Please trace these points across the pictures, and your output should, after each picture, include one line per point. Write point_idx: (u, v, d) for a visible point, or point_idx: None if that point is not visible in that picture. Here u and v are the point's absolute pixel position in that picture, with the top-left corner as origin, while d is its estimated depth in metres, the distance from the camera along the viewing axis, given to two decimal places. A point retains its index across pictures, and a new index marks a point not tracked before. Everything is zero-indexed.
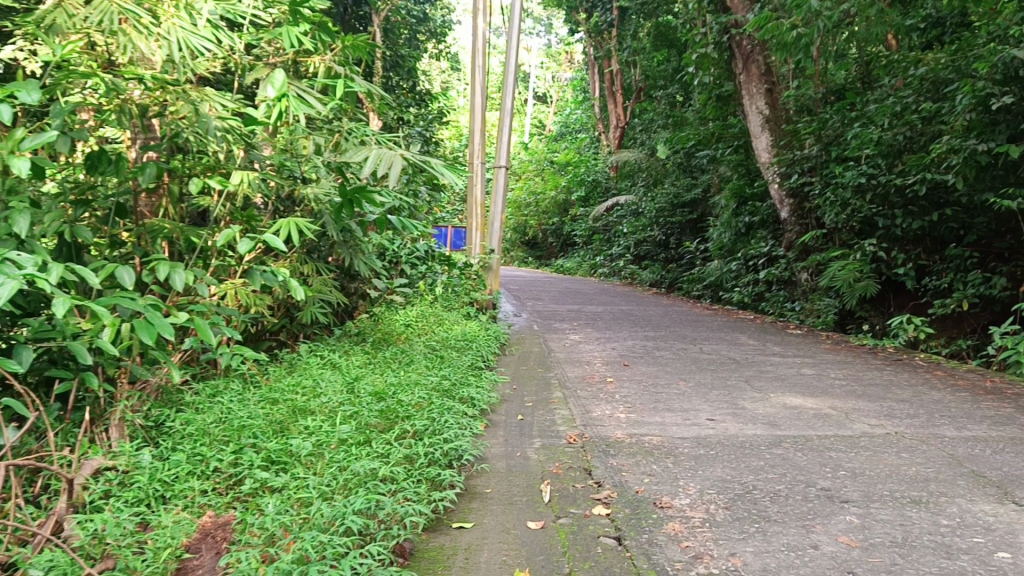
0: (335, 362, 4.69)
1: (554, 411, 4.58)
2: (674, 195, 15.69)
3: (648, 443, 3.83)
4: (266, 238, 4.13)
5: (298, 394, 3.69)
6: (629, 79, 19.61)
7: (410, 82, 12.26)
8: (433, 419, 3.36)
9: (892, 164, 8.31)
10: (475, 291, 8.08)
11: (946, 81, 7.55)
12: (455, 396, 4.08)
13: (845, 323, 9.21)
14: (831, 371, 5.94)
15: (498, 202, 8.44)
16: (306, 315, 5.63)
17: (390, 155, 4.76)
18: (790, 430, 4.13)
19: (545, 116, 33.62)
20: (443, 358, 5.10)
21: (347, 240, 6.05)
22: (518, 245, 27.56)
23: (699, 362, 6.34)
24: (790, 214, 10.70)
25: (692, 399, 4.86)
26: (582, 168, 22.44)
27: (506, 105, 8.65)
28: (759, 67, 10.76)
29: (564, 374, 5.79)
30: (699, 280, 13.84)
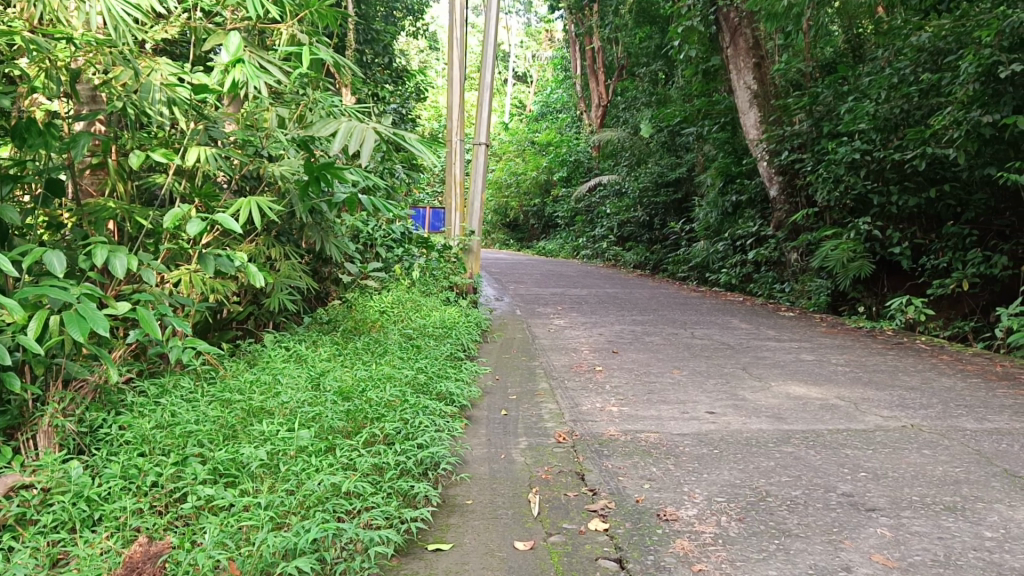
0: (301, 355, 4.29)
1: (540, 405, 4.23)
2: (658, 174, 15.34)
3: (645, 441, 3.49)
4: (221, 219, 3.69)
5: (254, 392, 3.30)
6: (611, 57, 19.20)
7: (386, 58, 11.82)
8: (406, 421, 2.98)
9: (887, 139, 8.03)
10: (455, 275, 7.77)
11: (946, 51, 7.26)
12: (432, 391, 3.71)
13: (838, 304, 8.91)
14: (832, 357, 5.62)
15: (478, 181, 8.06)
16: (273, 303, 5.25)
17: (361, 127, 4.30)
18: (797, 423, 3.79)
19: (525, 96, 33.11)
20: (419, 347, 4.73)
21: (318, 222, 5.68)
22: (500, 228, 27.17)
23: (691, 348, 6.00)
24: (778, 193, 10.38)
25: (687, 390, 4.52)
26: (563, 147, 22.03)
27: (487, 81, 8.21)
28: (747, 40, 10.32)
29: (550, 362, 5.44)
30: (684, 261, 13.52)
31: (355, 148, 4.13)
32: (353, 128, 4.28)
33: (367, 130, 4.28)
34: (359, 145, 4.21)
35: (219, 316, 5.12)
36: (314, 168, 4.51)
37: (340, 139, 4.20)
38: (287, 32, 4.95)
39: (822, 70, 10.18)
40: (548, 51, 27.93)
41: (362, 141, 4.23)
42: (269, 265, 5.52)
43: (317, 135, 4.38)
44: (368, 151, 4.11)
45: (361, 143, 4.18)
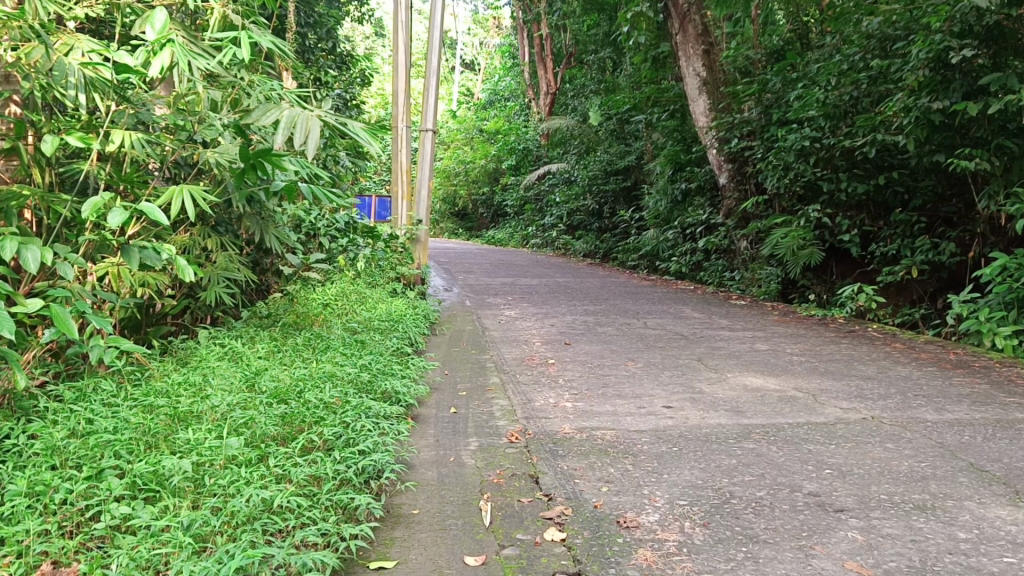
0: (238, 352, 4.03)
1: (491, 401, 4.04)
2: (607, 162, 15.23)
3: (601, 440, 3.33)
4: (141, 208, 3.39)
5: (180, 395, 3.04)
6: (559, 44, 19.03)
7: (330, 43, 11.46)
8: (347, 426, 2.77)
9: (836, 126, 7.99)
10: (402, 266, 7.51)
11: (894, 38, 7.37)
12: (377, 388, 3.50)
13: (788, 292, 8.89)
14: (786, 346, 5.53)
15: (426, 169, 7.79)
16: (209, 297, 5.00)
17: (305, 116, 4.01)
18: (756, 417, 3.67)
19: (473, 84, 32.78)
20: (364, 341, 4.50)
21: (257, 212, 5.40)
22: (449, 217, 26.85)
23: (644, 339, 5.87)
24: (728, 180, 10.33)
25: (642, 384, 4.38)
26: (512, 135, 21.83)
27: (432, 68, 7.97)
28: (697, 27, 10.11)
29: (500, 356, 5.25)
30: (634, 250, 13.43)
31: (299, 140, 3.85)
32: (296, 118, 3.98)
33: (311, 119, 3.99)
34: (304, 138, 3.91)
35: (152, 310, 4.85)
36: (250, 155, 4.23)
37: (282, 129, 3.91)
38: (219, 11, 4.63)
39: (771, 58, 10.13)
40: (496, 39, 27.67)
41: (306, 133, 3.95)
42: (206, 257, 5.25)
43: (258, 124, 4.09)
44: (314, 144, 3.83)
45: (306, 136, 3.89)
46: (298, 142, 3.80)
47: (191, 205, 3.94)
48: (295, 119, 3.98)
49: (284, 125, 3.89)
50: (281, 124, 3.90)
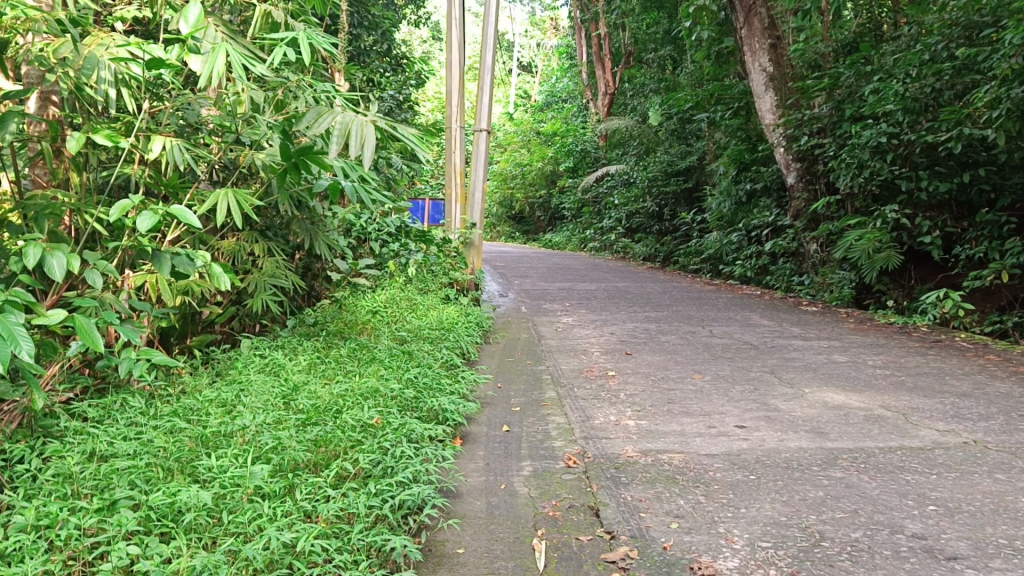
0: (278, 364, 3.81)
1: (547, 418, 3.75)
2: (668, 163, 14.81)
3: (668, 465, 3.01)
4: (175, 211, 3.06)
5: (209, 413, 2.81)
6: (618, 43, 18.63)
7: (385, 45, 11.31)
8: (386, 451, 2.49)
9: (915, 121, 7.51)
10: (455, 270, 7.26)
11: (980, 25, 7.03)
12: (421, 405, 3.22)
13: (862, 298, 8.40)
14: (868, 357, 5.11)
15: (480, 170, 7.53)
16: (255, 305, 4.82)
17: (359, 121, 3.52)
18: (842, 440, 3.29)
19: (530, 87, 32.52)
20: (411, 352, 4.24)
21: (306, 216, 5.21)
22: (506, 221, 26.61)
23: (711, 349, 5.51)
24: (796, 180, 9.84)
25: (711, 400, 4.03)
26: (570, 137, 21.50)
27: (488, 65, 7.65)
28: (762, 20, 9.64)
29: (557, 367, 4.96)
30: (696, 253, 13.00)
31: (355, 149, 3.39)
32: (349, 125, 3.49)
33: (365, 125, 3.50)
34: (360, 146, 3.45)
35: (197, 317, 4.71)
36: (292, 154, 4.00)
37: (337, 138, 3.42)
38: (261, 9, 4.31)
39: (843, 50, 9.64)
40: (553, 40, 27.41)
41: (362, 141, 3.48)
42: (252, 262, 5.08)
43: (309, 130, 3.57)
44: (371, 152, 3.38)
45: (363, 143, 3.42)
46: (354, 151, 3.35)
47: (238, 211, 3.77)
48: (349, 126, 3.50)
49: (339, 133, 3.40)
50: (336, 132, 3.42)
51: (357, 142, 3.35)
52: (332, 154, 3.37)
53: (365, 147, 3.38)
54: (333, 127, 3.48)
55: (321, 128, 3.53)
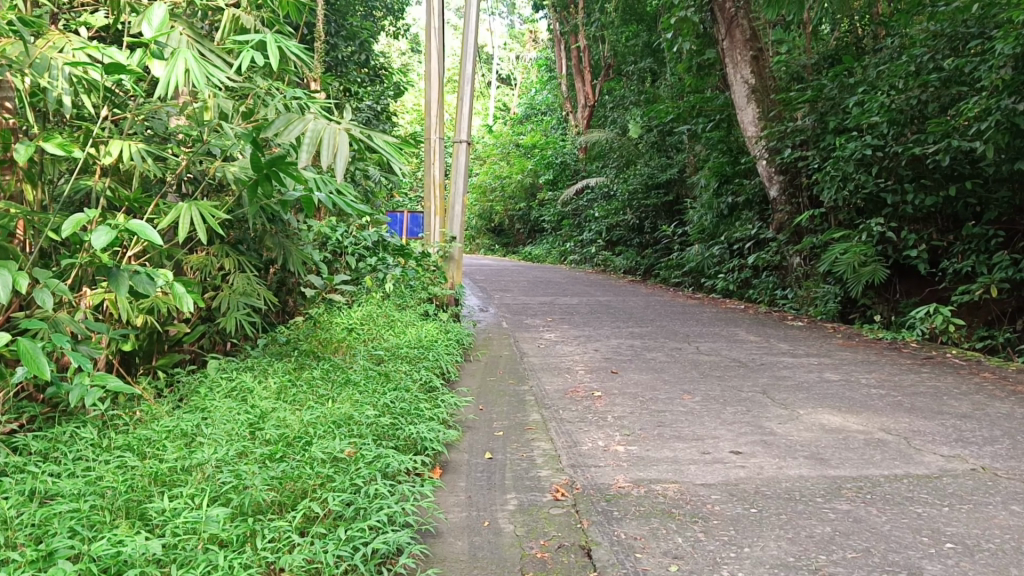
0: (246, 389, 3.58)
1: (532, 444, 3.54)
2: (648, 176, 14.68)
3: (663, 497, 2.81)
4: (134, 227, 2.81)
5: (166, 446, 2.58)
6: (597, 56, 18.56)
7: (363, 55, 11.12)
8: (359, 490, 2.28)
9: (900, 133, 7.42)
10: (433, 285, 7.05)
11: (966, 37, 6.96)
12: (398, 433, 3.00)
13: (848, 312, 8.28)
14: (860, 376, 4.95)
15: (460, 183, 7.30)
16: (227, 324, 4.60)
17: (332, 130, 3.31)
18: (844, 468, 3.12)
19: (509, 99, 32.36)
20: (387, 373, 4.02)
21: (280, 229, 5.01)
22: (484, 233, 26.36)
23: (699, 367, 5.33)
24: (779, 193, 9.71)
25: (703, 423, 3.85)
26: (549, 149, 21.34)
27: (467, 76, 7.39)
28: (745, 32, 9.55)
29: (541, 387, 4.75)
30: (677, 266, 12.86)
31: (328, 159, 3.18)
32: (322, 133, 3.27)
33: (338, 134, 3.30)
34: (333, 156, 3.24)
35: (164, 336, 4.49)
36: (263, 165, 3.77)
37: (308, 147, 3.21)
38: (229, 14, 4.10)
39: (825, 63, 9.59)
40: (532, 53, 27.31)
41: (335, 150, 3.27)
42: (223, 278, 4.86)
43: (278, 139, 3.35)
44: (344, 163, 3.18)
45: (336, 154, 3.21)
46: (327, 161, 3.14)
47: (202, 225, 3.56)
48: (321, 134, 3.29)
49: (310, 141, 3.20)
50: (307, 141, 3.21)
51: (329, 151, 3.14)
52: (303, 164, 3.16)
53: (339, 158, 3.18)
54: (304, 135, 3.27)
55: (292, 136, 3.31)
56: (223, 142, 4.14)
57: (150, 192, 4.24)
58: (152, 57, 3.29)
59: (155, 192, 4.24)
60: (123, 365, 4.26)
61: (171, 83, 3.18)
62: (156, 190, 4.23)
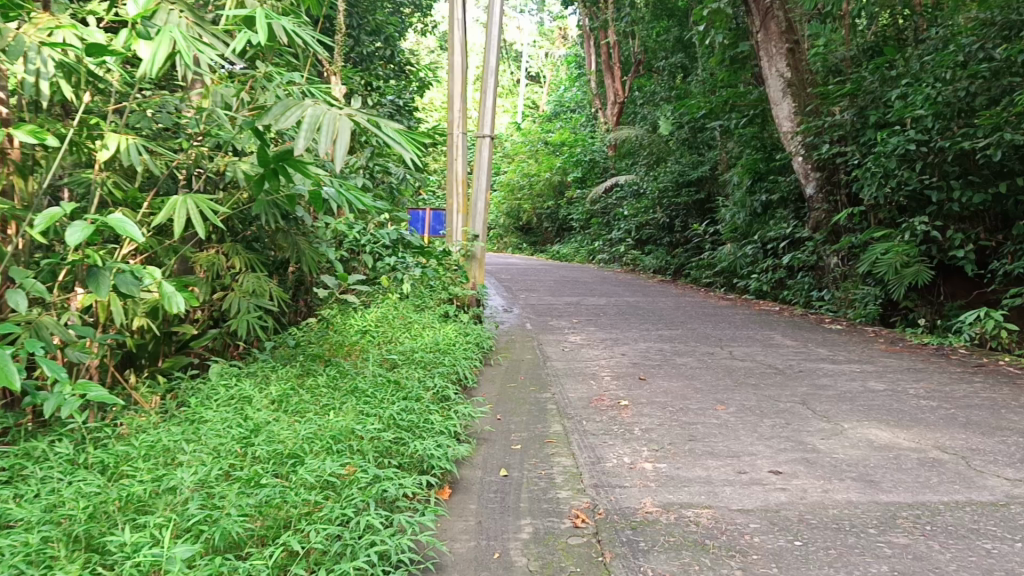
0: (246, 397, 3.35)
1: (553, 459, 3.26)
2: (679, 173, 14.31)
3: (694, 525, 2.52)
4: (113, 221, 2.58)
5: (143, 466, 2.35)
6: (627, 51, 18.21)
7: (389, 50, 10.89)
8: (349, 520, 2.02)
9: (946, 128, 7.05)
10: (454, 285, 6.77)
11: (1018, 24, 6.65)
12: (403, 449, 2.73)
13: (889, 315, 7.89)
14: (908, 386, 4.61)
15: (482, 179, 7.00)
16: (237, 327, 4.37)
17: (333, 115, 3.04)
18: (898, 492, 2.80)
19: (538, 96, 32.04)
20: (398, 380, 3.75)
21: (293, 226, 4.77)
22: (512, 232, 26.06)
23: (733, 374, 5.01)
24: (816, 190, 9.32)
25: (738, 437, 3.54)
26: (578, 147, 21.01)
27: (491, 67, 7.09)
28: (780, 23, 9.15)
29: (564, 394, 4.47)
30: (709, 266, 12.50)
31: (325, 146, 2.91)
32: (321, 118, 3.01)
33: (339, 119, 3.02)
34: (332, 143, 2.97)
35: (170, 337, 4.29)
36: (269, 158, 3.52)
37: (305, 133, 2.94)
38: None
39: (865, 55, 9.20)
40: (561, 50, 26.99)
41: (335, 137, 3.00)
42: (233, 277, 4.63)
43: (275, 126, 3.09)
44: (343, 149, 2.89)
45: (336, 139, 2.93)
46: (324, 148, 2.87)
47: (197, 219, 3.34)
48: (321, 120, 3.02)
49: (308, 127, 2.92)
50: (304, 127, 2.95)
51: (328, 138, 2.87)
52: (298, 151, 2.89)
53: (338, 146, 2.89)
54: (302, 121, 3.00)
55: (290, 123, 3.04)
56: (229, 134, 3.91)
57: (158, 190, 4.03)
58: (138, 37, 3.01)
59: (163, 189, 4.04)
60: (128, 367, 4.11)
61: (155, 64, 2.89)
62: (163, 186, 4.02)
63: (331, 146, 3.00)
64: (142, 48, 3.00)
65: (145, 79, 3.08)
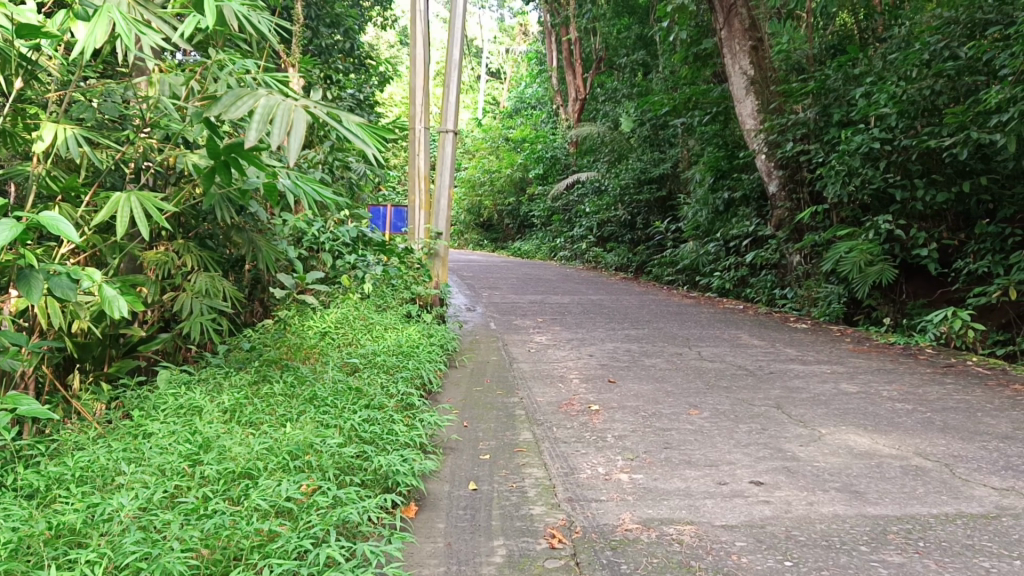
0: (197, 407, 3.14)
1: (523, 471, 3.10)
2: (641, 170, 14.24)
3: (674, 543, 2.38)
4: (46, 219, 2.35)
5: (78, 491, 2.16)
6: (589, 48, 18.09)
7: (348, 43, 10.62)
8: (305, 552, 1.85)
9: (911, 126, 7.03)
10: (417, 284, 6.53)
11: (984, 23, 6.63)
12: (365, 465, 2.54)
13: (853, 314, 7.87)
14: (882, 388, 4.52)
15: (444, 174, 6.78)
16: (189, 330, 4.13)
17: (286, 105, 2.83)
18: (886, 505, 2.68)
19: (498, 91, 31.83)
20: (359, 387, 3.55)
21: (249, 223, 4.54)
22: (473, 229, 25.81)
23: (703, 376, 4.89)
24: (779, 189, 9.25)
25: (714, 445, 3.41)
26: (539, 143, 20.87)
27: (454, 61, 6.88)
28: (743, 21, 9.06)
29: (532, 399, 4.30)
30: (671, 263, 12.44)
31: (279, 138, 2.70)
32: (275, 109, 2.81)
33: (294, 110, 2.82)
34: (285, 135, 2.76)
35: (116, 341, 4.04)
36: (220, 151, 3.30)
37: (257, 123, 2.73)
38: None
39: (828, 53, 9.21)
40: (521, 46, 26.83)
41: (289, 128, 2.79)
42: (185, 277, 4.39)
43: (225, 117, 2.89)
44: (297, 142, 2.69)
45: (290, 130, 2.73)
46: (277, 140, 2.67)
47: (142, 218, 3.11)
48: (274, 110, 2.81)
49: (261, 117, 2.72)
50: (256, 117, 2.74)
51: (281, 129, 2.67)
52: (250, 143, 2.68)
53: (292, 138, 2.69)
54: (253, 112, 2.80)
55: (241, 114, 2.84)
56: (177, 126, 3.68)
57: (104, 185, 3.83)
58: (74, 20, 2.80)
59: (109, 183, 3.83)
60: (71, 372, 3.88)
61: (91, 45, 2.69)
62: (110, 181, 3.82)
63: (284, 137, 2.80)
64: (79, 30, 2.80)
65: (82, 63, 2.85)
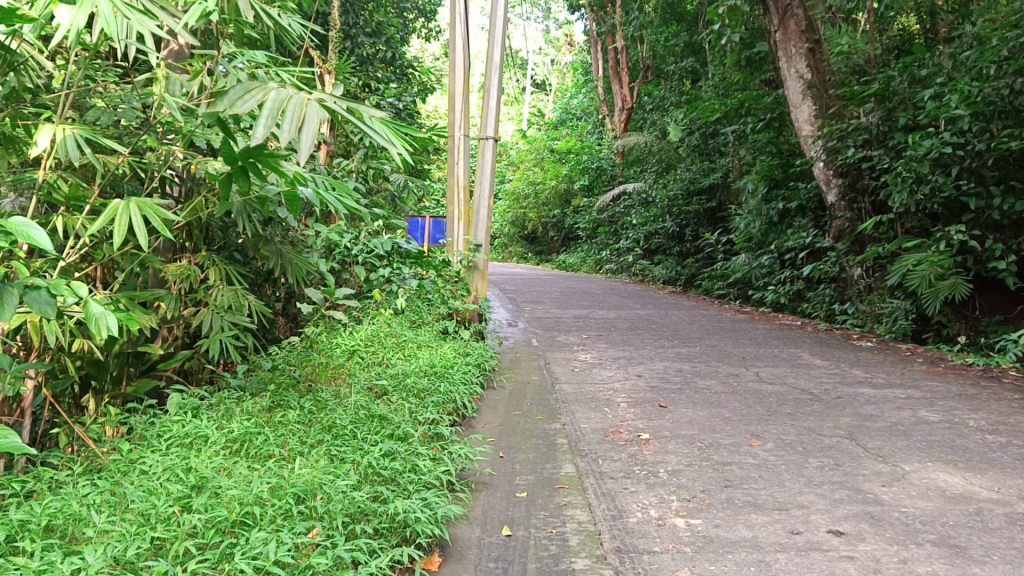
0: (203, 437, 2.82)
1: (565, 513, 2.72)
2: (690, 181, 13.77)
3: None
4: (14, 224, 2.02)
5: (40, 546, 1.87)
6: (635, 57, 17.66)
7: (390, 52, 10.37)
8: None
9: (986, 130, 6.53)
10: (454, 298, 6.17)
11: None
12: (380, 510, 2.21)
13: (921, 331, 7.34)
14: (967, 417, 4.04)
15: (484, 183, 6.43)
16: (208, 349, 3.83)
17: (299, 99, 2.52)
18: (997, 565, 2.26)
19: (543, 103, 31.51)
20: (383, 414, 3.20)
21: (274, 234, 4.24)
22: (518, 241, 25.46)
23: (764, 401, 4.46)
24: (838, 198, 8.74)
25: (782, 484, 3.00)
26: (584, 154, 20.49)
27: (495, 64, 6.56)
28: (800, 22, 8.57)
29: (575, 426, 3.91)
30: (721, 276, 11.94)
31: (289, 135, 2.38)
32: (285, 102, 2.49)
33: (307, 104, 2.50)
34: (297, 131, 2.44)
35: (131, 360, 3.77)
36: (237, 155, 2.97)
37: (265, 119, 2.42)
38: None
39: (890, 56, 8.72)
40: (568, 57, 26.47)
41: (301, 125, 2.47)
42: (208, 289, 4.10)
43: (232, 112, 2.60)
44: (309, 139, 2.37)
45: (302, 126, 2.41)
46: (287, 137, 2.35)
47: (141, 227, 2.83)
48: (284, 105, 2.50)
49: (270, 111, 2.41)
50: (264, 113, 2.42)
51: (291, 124, 2.35)
52: (257, 140, 2.37)
53: (302, 135, 2.37)
54: (263, 105, 2.49)
55: (248, 108, 2.54)
56: (190, 127, 3.40)
57: (121, 194, 3.48)
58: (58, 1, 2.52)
59: (127, 192, 3.50)
60: (85, 392, 3.62)
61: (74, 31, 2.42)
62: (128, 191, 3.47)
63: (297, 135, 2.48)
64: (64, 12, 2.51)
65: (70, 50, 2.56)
